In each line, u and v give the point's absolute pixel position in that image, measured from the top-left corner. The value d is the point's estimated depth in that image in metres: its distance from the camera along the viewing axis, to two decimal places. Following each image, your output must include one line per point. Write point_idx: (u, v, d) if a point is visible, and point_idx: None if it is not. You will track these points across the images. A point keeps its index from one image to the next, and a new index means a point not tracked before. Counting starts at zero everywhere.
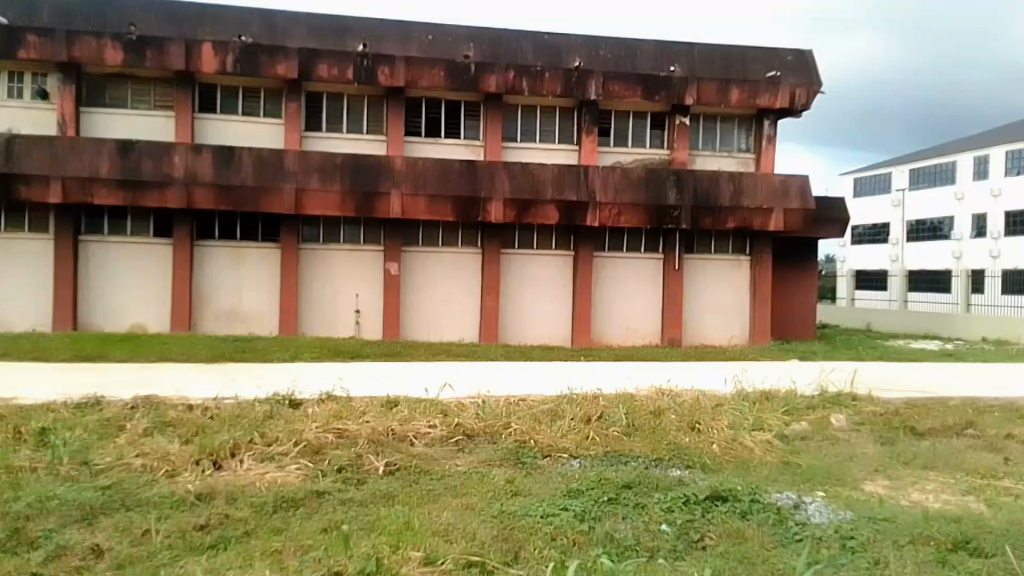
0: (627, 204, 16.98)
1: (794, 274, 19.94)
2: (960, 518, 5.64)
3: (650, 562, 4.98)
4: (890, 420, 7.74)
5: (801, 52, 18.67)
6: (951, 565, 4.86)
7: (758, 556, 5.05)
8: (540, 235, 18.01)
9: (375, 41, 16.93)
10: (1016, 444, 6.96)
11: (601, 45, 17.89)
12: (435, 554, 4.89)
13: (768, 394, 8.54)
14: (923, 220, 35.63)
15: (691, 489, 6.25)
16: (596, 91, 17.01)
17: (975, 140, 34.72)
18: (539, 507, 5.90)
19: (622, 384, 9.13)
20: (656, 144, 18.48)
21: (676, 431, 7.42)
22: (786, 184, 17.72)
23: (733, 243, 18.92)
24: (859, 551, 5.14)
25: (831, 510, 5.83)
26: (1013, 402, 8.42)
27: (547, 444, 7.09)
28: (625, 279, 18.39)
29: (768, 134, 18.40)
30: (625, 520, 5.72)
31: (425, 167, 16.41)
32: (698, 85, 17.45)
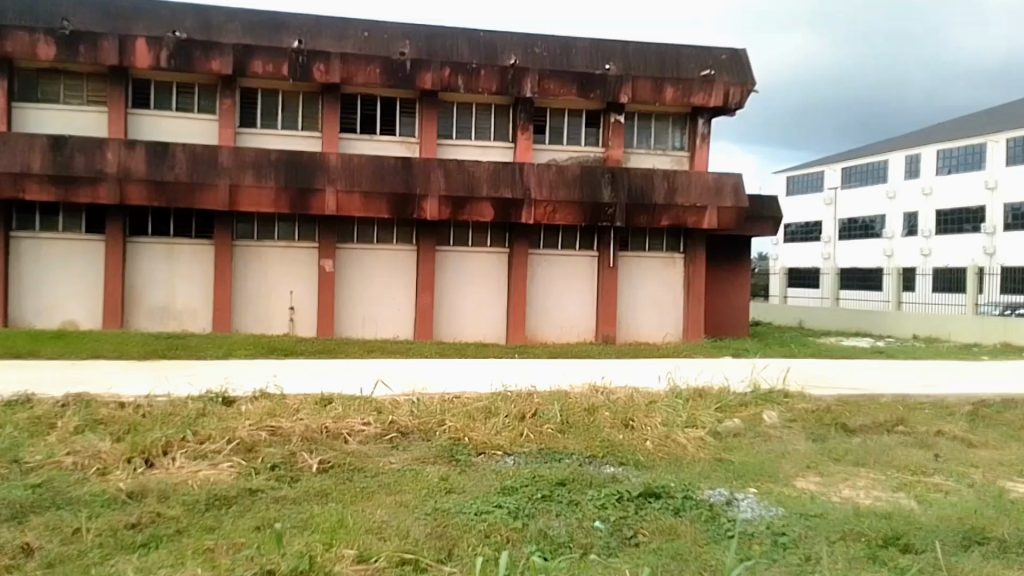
0: (563, 202, 17.05)
1: (726, 272, 20.16)
2: (890, 514, 5.66)
3: (583, 559, 4.99)
4: (821, 418, 7.77)
5: (735, 51, 18.61)
6: (880, 560, 4.90)
7: (691, 552, 5.07)
8: (476, 232, 18.08)
9: (309, 37, 16.76)
10: (945, 441, 7.03)
11: (536, 42, 17.81)
12: (368, 552, 4.84)
13: (702, 391, 8.56)
14: (856, 219, 37.88)
15: (625, 486, 6.25)
16: (531, 89, 17.09)
17: (901, 140, 37.09)
18: (473, 504, 5.88)
19: (558, 380, 9.22)
20: (591, 142, 18.67)
21: (610, 428, 7.44)
22: (720, 183, 17.87)
23: (669, 241, 19.05)
24: (790, 547, 5.18)
25: (763, 506, 5.85)
26: (943, 399, 8.46)
27: (482, 441, 7.08)
28: (560, 276, 18.47)
29: (703, 131, 18.64)
30: (559, 517, 5.72)
31: (360, 164, 16.48)
32: (633, 84, 17.57)
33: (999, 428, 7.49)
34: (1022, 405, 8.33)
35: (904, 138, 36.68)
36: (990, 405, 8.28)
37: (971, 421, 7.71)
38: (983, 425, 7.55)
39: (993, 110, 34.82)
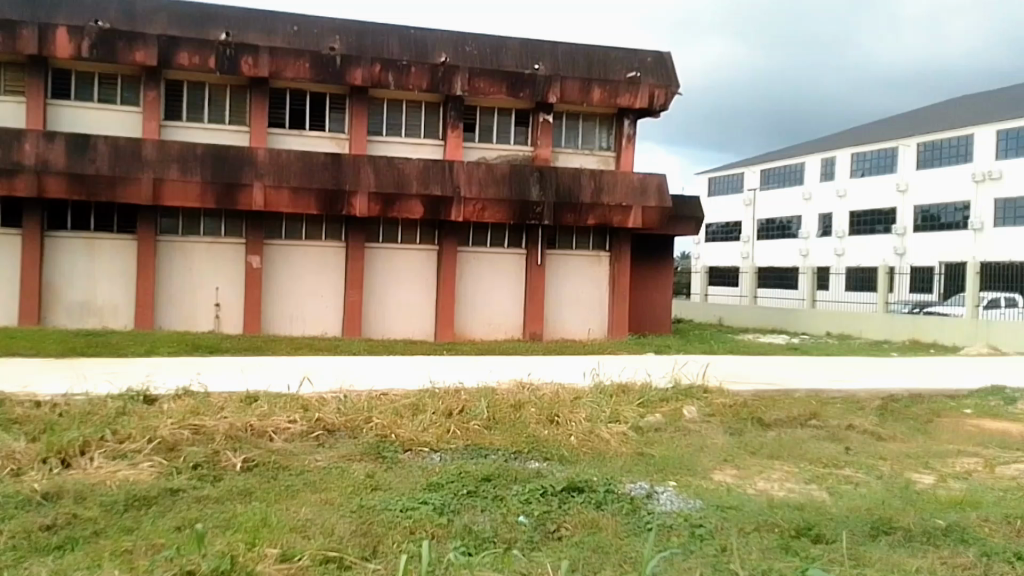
0: (491, 200, 17.24)
1: (648, 270, 20.72)
2: (803, 505, 5.83)
3: (506, 553, 5.03)
4: (739, 411, 7.98)
5: (661, 54, 18.89)
6: (793, 551, 5.06)
7: (612, 545, 5.18)
8: (405, 229, 18.10)
9: (237, 31, 16.45)
10: (855, 434, 7.32)
11: (469, 41, 17.73)
12: (292, 550, 4.79)
13: (625, 386, 8.71)
14: (773, 219, 39.54)
15: (549, 480, 6.32)
16: (462, 87, 17.28)
17: (817, 144, 38.81)
18: (399, 501, 5.88)
19: (485, 376, 9.29)
20: (520, 140, 18.83)
21: (535, 423, 7.52)
22: (645, 182, 18.23)
23: (595, 239, 19.33)
24: (707, 538, 5.34)
25: (682, 499, 5.98)
26: (853, 394, 8.83)
27: (409, 438, 7.08)
28: (489, 275, 18.57)
29: (629, 133, 18.90)
30: (484, 512, 5.76)
31: (288, 158, 16.38)
32: (561, 84, 17.88)
33: (906, 421, 7.81)
34: (925, 399, 8.77)
35: (820, 143, 38.39)
36: (899, 400, 8.66)
37: (881, 415, 8.03)
38: (891, 418, 7.87)
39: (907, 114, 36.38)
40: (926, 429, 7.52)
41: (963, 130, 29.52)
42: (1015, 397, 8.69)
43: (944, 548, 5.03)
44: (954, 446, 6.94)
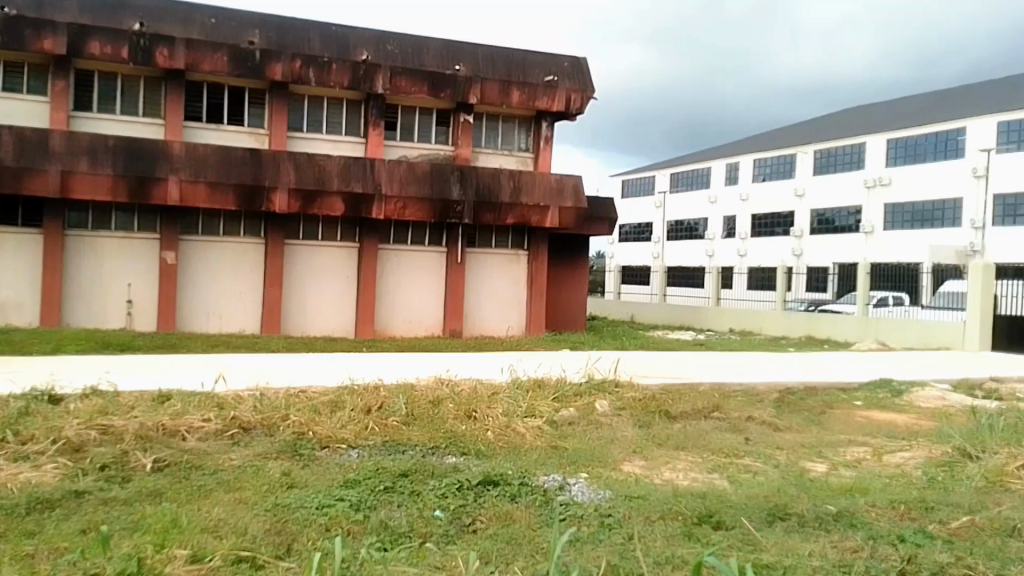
0: (412, 198, 17.29)
1: (566, 269, 21.13)
2: (705, 494, 6.11)
3: (421, 547, 5.11)
4: (648, 404, 8.30)
5: (578, 60, 19.36)
6: (694, 537, 5.33)
7: (524, 536, 5.33)
8: (326, 227, 17.94)
9: (152, 21, 16.11)
10: (754, 425, 7.73)
11: (389, 41, 17.86)
12: (203, 551, 4.73)
13: (541, 381, 8.95)
14: (682, 221, 42.37)
15: (465, 475, 6.43)
16: (383, 86, 17.35)
17: (723, 150, 42.00)
18: (315, 498, 5.86)
19: (405, 373, 9.36)
20: (441, 140, 18.95)
21: (453, 419, 7.64)
22: (562, 183, 18.60)
23: (514, 238, 19.61)
24: (615, 526, 5.55)
25: (592, 490, 6.18)
26: (753, 386, 9.32)
27: (326, 435, 7.08)
28: (410, 273, 18.65)
29: (546, 134, 19.32)
30: (400, 507, 5.83)
31: (205, 153, 16.10)
32: (481, 85, 18.10)
33: (802, 413, 8.29)
34: (819, 391, 9.31)
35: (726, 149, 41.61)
36: (795, 393, 9.19)
37: (778, 407, 8.48)
38: (788, 410, 8.32)
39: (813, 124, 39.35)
40: (820, 420, 7.99)
41: (856, 140, 32.82)
42: (901, 390, 9.29)
43: (835, 532, 5.37)
44: (845, 436, 7.41)
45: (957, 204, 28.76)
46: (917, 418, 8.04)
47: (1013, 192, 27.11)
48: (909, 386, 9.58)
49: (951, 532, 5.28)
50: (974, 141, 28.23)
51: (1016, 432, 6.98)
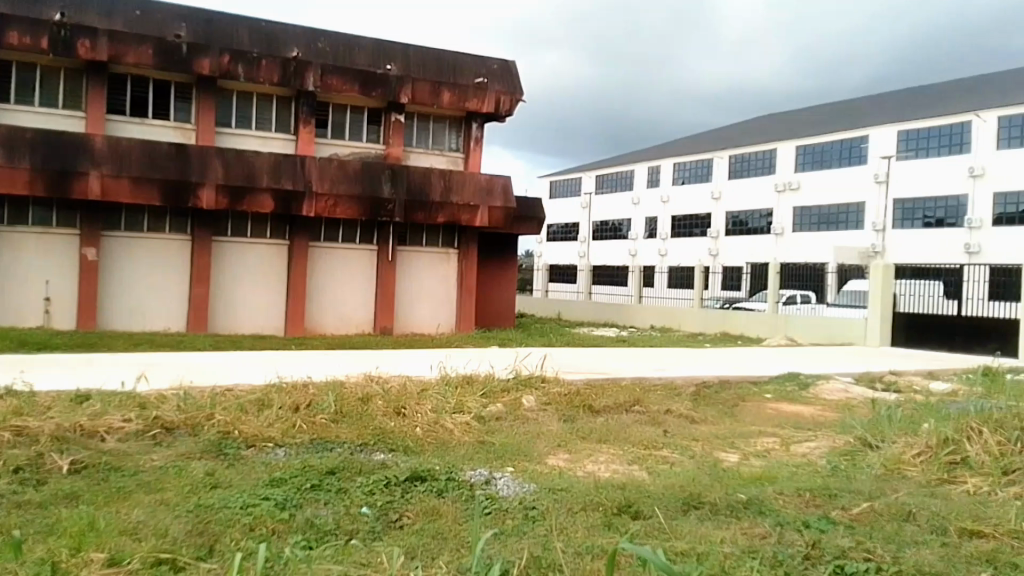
0: (343, 196, 17.28)
1: (495, 267, 21.43)
2: (624, 484, 6.34)
3: (346, 544, 5.14)
4: (573, 399, 8.51)
5: (506, 62, 19.75)
6: (614, 527, 5.53)
7: (450, 531, 5.43)
8: (255, 224, 17.77)
9: (74, 13, 15.68)
10: (671, 417, 8.03)
11: (320, 37, 17.87)
12: (122, 553, 4.64)
13: (470, 377, 9.09)
14: (606, 221, 44.94)
15: (393, 471, 6.49)
16: (314, 83, 17.32)
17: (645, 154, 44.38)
18: (240, 498, 5.81)
19: (334, 370, 9.33)
20: (373, 139, 19.03)
21: (381, 416, 7.69)
22: (491, 182, 18.83)
23: (444, 238, 19.79)
24: (538, 518, 5.70)
25: (517, 483, 6.33)
26: (671, 381, 9.68)
27: (252, 434, 7.02)
28: (340, 271, 18.61)
29: (476, 135, 19.61)
30: (326, 505, 5.84)
31: (128, 148, 15.71)
32: (412, 86, 18.26)
33: (717, 405, 8.64)
34: (733, 385, 9.72)
35: (646, 153, 44.17)
36: (711, 386, 9.58)
37: (695, 400, 8.84)
38: (703, 403, 8.69)
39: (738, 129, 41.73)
40: (733, 412, 8.36)
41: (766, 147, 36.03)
42: (808, 382, 9.81)
43: (745, 519, 5.66)
44: (756, 427, 7.78)
45: (859, 208, 31.78)
46: (822, 409, 8.51)
47: (910, 197, 29.87)
48: (815, 378, 10.11)
49: (852, 517, 5.62)
50: (876, 149, 31.15)
51: (911, 421, 7.45)
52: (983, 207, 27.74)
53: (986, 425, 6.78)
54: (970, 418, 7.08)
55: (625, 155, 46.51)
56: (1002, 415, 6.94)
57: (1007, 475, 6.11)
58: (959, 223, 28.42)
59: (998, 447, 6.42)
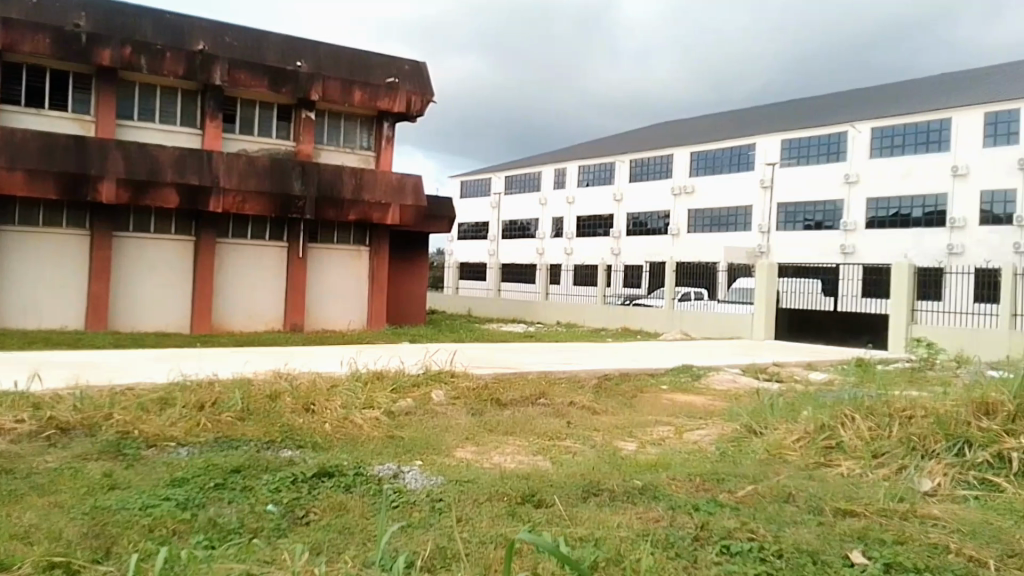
0: (252, 192, 17.17)
1: (406, 263, 22.04)
2: (529, 474, 6.57)
3: (249, 542, 5.11)
4: (480, 394, 8.76)
5: (418, 63, 20.06)
6: (517, 516, 5.74)
7: (357, 525, 5.52)
8: (160, 220, 17.32)
9: None
10: (574, 409, 8.35)
11: (228, 32, 17.54)
12: (10, 560, 4.50)
13: (380, 373, 9.23)
14: (516, 220, 46.54)
15: (300, 468, 6.52)
16: (221, 78, 17.00)
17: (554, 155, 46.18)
18: (138, 499, 5.67)
19: (241, 367, 9.28)
20: (283, 135, 18.86)
21: (290, 413, 7.68)
22: (402, 181, 19.19)
23: (355, 235, 20.00)
24: (445, 510, 5.86)
25: (425, 476, 6.47)
26: (575, 374, 10.09)
27: (154, 433, 6.90)
28: (249, 268, 18.41)
29: (387, 134, 19.80)
30: (231, 504, 5.80)
31: (24, 139, 15.04)
32: (323, 83, 18.27)
33: (617, 397, 9.07)
34: (632, 377, 10.21)
35: (555, 154, 45.99)
36: (612, 378, 10.05)
37: (597, 392, 9.22)
38: (605, 395, 9.08)
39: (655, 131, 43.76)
40: (631, 403, 8.78)
41: (663, 151, 38.09)
42: (700, 374, 10.44)
43: (641, 504, 5.99)
44: (653, 417, 8.19)
45: (747, 211, 34.24)
46: (712, 399, 9.03)
47: (792, 202, 32.56)
48: (706, 370, 10.75)
49: (738, 500, 6.02)
50: (762, 157, 33.72)
51: (791, 409, 8.02)
52: (858, 212, 30.49)
53: (858, 412, 7.40)
54: (844, 406, 7.73)
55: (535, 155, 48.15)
56: (872, 402, 7.57)
57: (876, 458, 6.66)
58: (835, 226, 31.28)
59: (869, 432, 6.99)
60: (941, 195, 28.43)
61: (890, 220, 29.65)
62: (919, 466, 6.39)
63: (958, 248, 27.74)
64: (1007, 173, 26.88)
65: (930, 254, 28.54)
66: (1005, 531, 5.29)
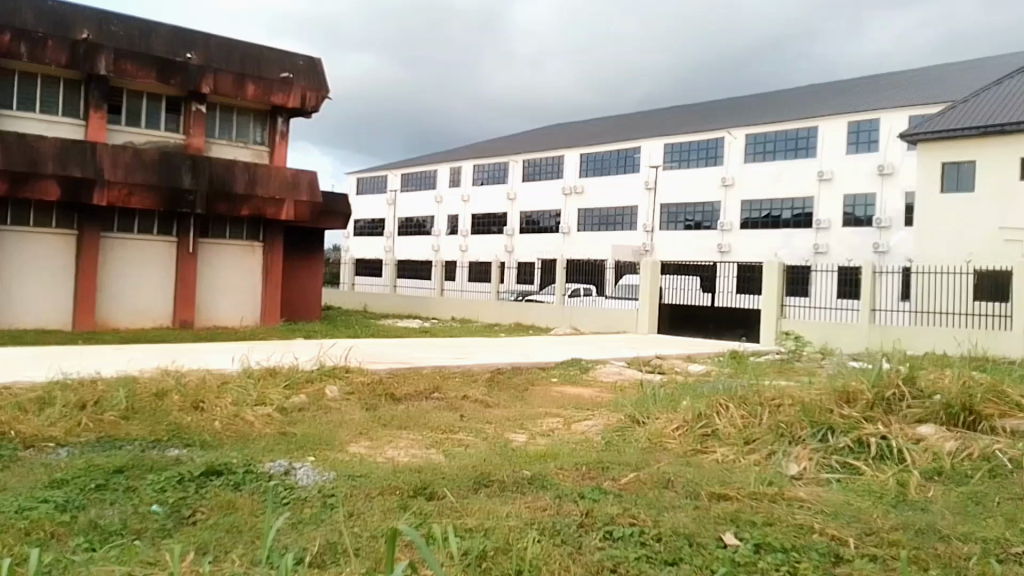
0: (139, 184, 16.74)
1: (302, 260, 22.12)
2: (421, 467, 6.65)
3: (132, 543, 4.88)
4: (375, 389, 8.87)
5: (313, 59, 19.96)
6: (408, 509, 5.81)
7: (246, 523, 5.37)
8: (38, 214, 16.71)
9: None
10: (467, 402, 8.58)
11: (114, 21, 17.11)
12: None
13: (273, 370, 9.20)
14: (412, 218, 48.50)
15: (187, 467, 6.38)
16: (106, 68, 16.54)
17: (449, 155, 48.72)
18: (11, 503, 5.42)
19: (125, 365, 9.01)
20: (172, 128, 18.50)
21: (178, 411, 7.55)
22: (296, 177, 19.14)
23: (249, 231, 19.81)
24: (336, 505, 5.85)
25: (317, 472, 6.45)
26: (469, 368, 10.42)
27: (30, 434, 6.63)
28: (135, 264, 18.00)
29: (281, 130, 19.73)
30: (114, 505, 5.56)
31: None
32: (214, 76, 18.01)
33: (509, 390, 9.36)
34: (523, 370, 10.63)
35: (450, 155, 48.62)
36: (503, 372, 10.43)
37: (489, 385, 9.54)
38: (497, 388, 9.39)
39: (572, 130, 45.39)
40: (523, 396, 9.04)
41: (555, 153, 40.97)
42: (588, 366, 10.96)
43: (529, 493, 6.17)
44: (543, 409, 8.45)
45: (632, 212, 37.43)
46: (599, 390, 9.42)
47: (674, 204, 35.81)
48: (594, 363, 11.28)
49: (621, 487, 6.27)
50: (646, 159, 36.98)
51: (671, 399, 8.44)
52: (733, 213, 33.61)
53: (732, 402, 7.86)
54: (720, 396, 8.18)
55: (431, 155, 50.70)
56: (745, 392, 8.08)
57: (749, 443, 7.09)
58: (713, 225, 34.46)
59: (741, 420, 7.46)
60: (808, 198, 31.47)
61: (762, 220, 32.85)
62: (787, 451, 6.80)
63: (824, 248, 30.81)
64: (866, 178, 29.64)
65: (800, 252, 31.71)
66: (864, 511, 5.67)
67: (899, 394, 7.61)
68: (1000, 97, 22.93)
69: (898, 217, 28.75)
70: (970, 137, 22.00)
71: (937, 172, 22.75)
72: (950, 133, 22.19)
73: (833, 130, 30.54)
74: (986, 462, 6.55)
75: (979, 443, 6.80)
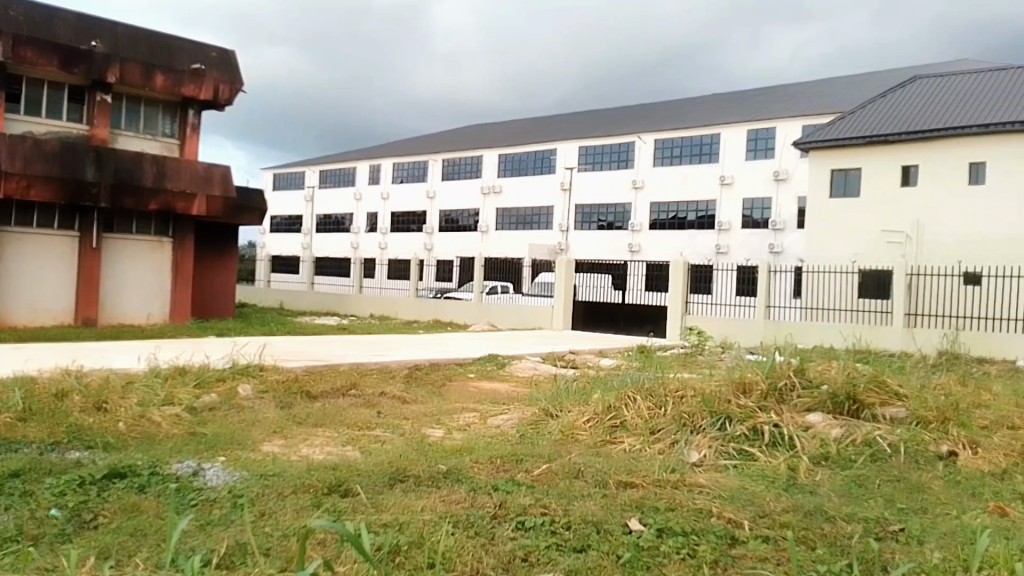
0: (39, 176, 15.90)
1: (214, 259, 21.45)
2: (337, 464, 6.64)
3: (25, 550, 4.67)
4: (291, 386, 8.81)
5: (226, 51, 19.47)
6: (322, 506, 5.79)
7: (151, 526, 5.20)
8: None
9: None
10: (384, 398, 8.67)
11: (12, 5, 16.12)
12: None
13: (183, 369, 8.98)
14: (331, 214, 47.77)
15: (88, 470, 6.13)
16: (4, 54, 15.56)
17: (367, 153, 48.25)
18: None
19: (21, 365, 8.56)
20: (75, 118, 17.59)
21: (78, 413, 7.26)
22: (209, 171, 18.65)
23: (157, 227, 19.09)
24: (247, 505, 5.76)
25: (227, 472, 6.32)
26: (386, 365, 10.46)
27: None
28: (32, 260, 17.00)
29: (192, 122, 19.10)
30: (7, 511, 5.30)
31: None
32: (121, 66, 17.24)
33: (427, 386, 9.45)
34: (441, 367, 10.74)
35: (366, 153, 48.16)
36: (421, 368, 10.52)
37: (407, 381, 9.64)
38: (414, 384, 9.52)
39: (497, 129, 45.77)
40: (440, 392, 9.16)
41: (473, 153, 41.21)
42: (504, 362, 11.19)
43: (444, 487, 6.26)
44: (459, 405, 8.62)
45: (548, 212, 38.22)
46: (514, 385, 9.66)
47: (588, 204, 36.81)
48: (511, 359, 11.51)
49: (534, 478, 6.46)
50: (562, 161, 37.82)
51: (583, 392, 8.75)
52: (642, 214, 34.78)
53: (639, 394, 8.23)
54: (628, 388, 8.55)
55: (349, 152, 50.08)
56: (651, 384, 8.46)
57: (653, 434, 7.45)
58: (624, 225, 35.53)
59: (647, 411, 7.83)
60: (710, 202, 32.83)
61: (669, 222, 34.17)
62: (688, 440, 7.19)
63: (725, 248, 32.14)
64: (764, 183, 31.15)
65: (702, 252, 32.94)
66: (758, 495, 6.05)
67: (790, 385, 8.17)
68: (897, 106, 24.59)
69: (793, 220, 30.25)
70: (859, 146, 23.57)
71: (826, 178, 24.38)
72: (841, 142, 23.71)
73: (736, 136, 32.05)
74: (867, 447, 7.12)
75: (861, 430, 7.38)
